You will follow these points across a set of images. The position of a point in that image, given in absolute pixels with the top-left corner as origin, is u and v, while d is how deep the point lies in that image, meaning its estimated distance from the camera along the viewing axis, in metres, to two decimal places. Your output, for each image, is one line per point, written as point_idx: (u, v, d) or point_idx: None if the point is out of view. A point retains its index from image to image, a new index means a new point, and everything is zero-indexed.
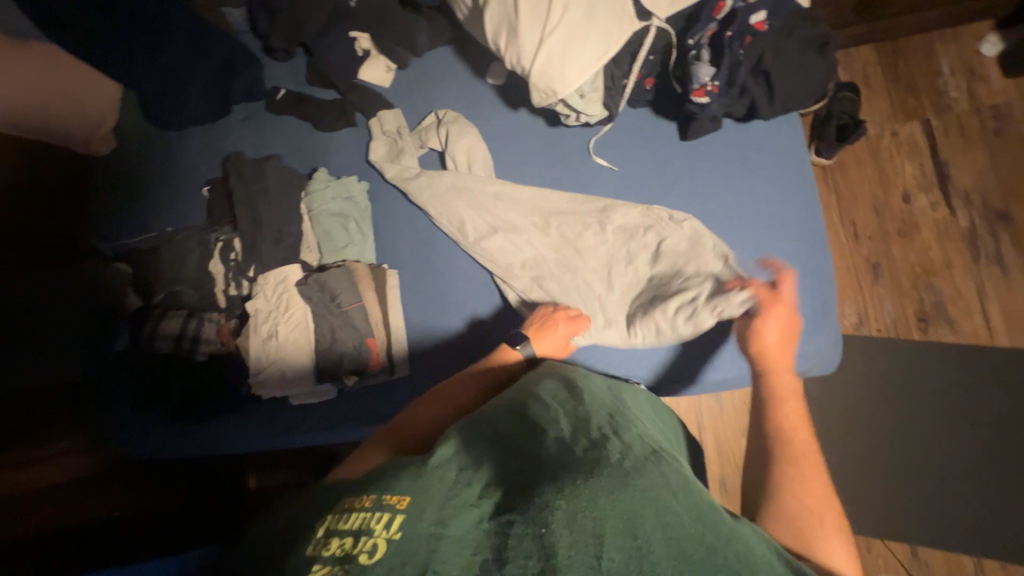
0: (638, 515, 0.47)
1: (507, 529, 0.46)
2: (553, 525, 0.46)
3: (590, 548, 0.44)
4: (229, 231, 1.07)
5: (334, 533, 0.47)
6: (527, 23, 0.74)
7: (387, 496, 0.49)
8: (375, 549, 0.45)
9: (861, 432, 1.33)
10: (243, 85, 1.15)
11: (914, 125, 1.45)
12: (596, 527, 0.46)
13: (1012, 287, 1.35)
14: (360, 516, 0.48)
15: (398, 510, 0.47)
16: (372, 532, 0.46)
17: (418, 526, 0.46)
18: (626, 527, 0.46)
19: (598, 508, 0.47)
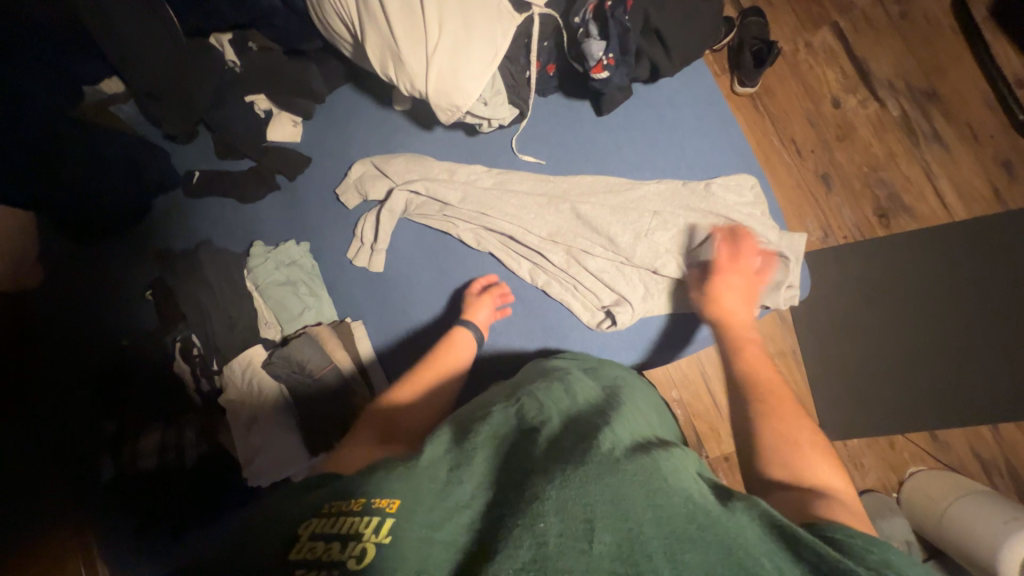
0: (627, 499, 0.48)
1: (502, 522, 0.48)
2: (543, 512, 0.47)
3: (579, 529, 0.45)
4: (185, 327, 1.03)
5: (319, 537, 0.47)
6: (409, 47, 0.71)
7: (376, 499, 0.50)
8: (365, 553, 0.45)
9: (858, 339, 1.34)
10: (155, 175, 1.11)
11: (824, 31, 1.46)
12: (586, 512, 0.46)
13: (957, 160, 1.37)
14: (350, 520, 0.48)
15: (388, 513, 0.48)
16: (361, 537, 0.47)
17: (407, 532, 0.47)
18: (615, 510, 0.47)
19: (588, 493, 0.48)
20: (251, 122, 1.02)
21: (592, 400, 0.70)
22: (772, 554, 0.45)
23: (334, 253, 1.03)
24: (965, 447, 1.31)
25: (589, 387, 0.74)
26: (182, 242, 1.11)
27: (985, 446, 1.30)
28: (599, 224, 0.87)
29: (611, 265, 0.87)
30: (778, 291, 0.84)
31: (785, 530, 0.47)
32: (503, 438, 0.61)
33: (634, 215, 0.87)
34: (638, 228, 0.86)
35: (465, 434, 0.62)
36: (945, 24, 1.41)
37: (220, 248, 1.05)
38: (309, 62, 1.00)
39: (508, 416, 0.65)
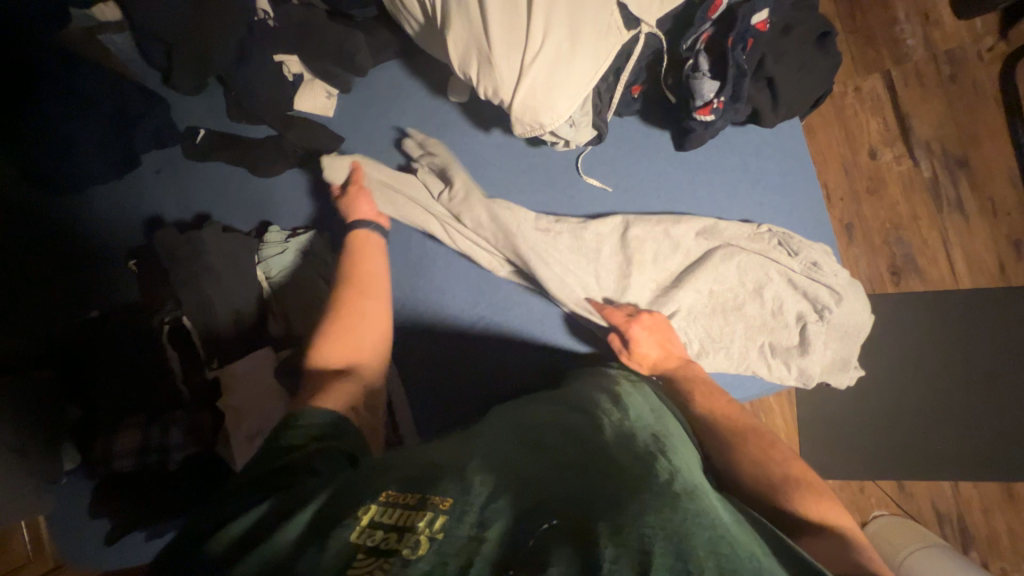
0: (686, 536, 0.42)
1: (545, 526, 0.44)
2: (595, 532, 0.42)
3: (634, 558, 0.39)
4: (174, 308, 0.91)
5: (378, 524, 0.46)
6: (503, 49, 0.62)
7: (432, 496, 0.48)
8: (418, 544, 0.43)
9: (854, 391, 1.37)
10: (150, 128, 0.93)
11: (875, 79, 1.44)
12: (642, 539, 0.41)
13: (972, 230, 1.42)
14: (407, 513, 0.46)
15: (443, 510, 0.46)
16: (417, 529, 0.44)
17: (457, 530, 0.44)
18: (675, 543, 0.41)
19: (646, 523, 0.43)
20: (278, 85, 0.88)
21: (643, 420, 0.64)
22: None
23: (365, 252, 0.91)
24: (927, 500, 1.39)
25: (643, 405, 0.68)
26: (177, 209, 0.97)
27: (944, 500, 1.39)
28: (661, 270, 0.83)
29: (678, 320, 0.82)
30: (843, 370, 0.80)
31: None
32: (557, 444, 0.57)
33: (707, 269, 0.81)
34: (708, 283, 0.81)
35: (509, 447, 0.58)
36: (990, 93, 1.42)
37: (226, 225, 0.93)
38: (356, 29, 0.87)
39: (548, 428, 0.61)
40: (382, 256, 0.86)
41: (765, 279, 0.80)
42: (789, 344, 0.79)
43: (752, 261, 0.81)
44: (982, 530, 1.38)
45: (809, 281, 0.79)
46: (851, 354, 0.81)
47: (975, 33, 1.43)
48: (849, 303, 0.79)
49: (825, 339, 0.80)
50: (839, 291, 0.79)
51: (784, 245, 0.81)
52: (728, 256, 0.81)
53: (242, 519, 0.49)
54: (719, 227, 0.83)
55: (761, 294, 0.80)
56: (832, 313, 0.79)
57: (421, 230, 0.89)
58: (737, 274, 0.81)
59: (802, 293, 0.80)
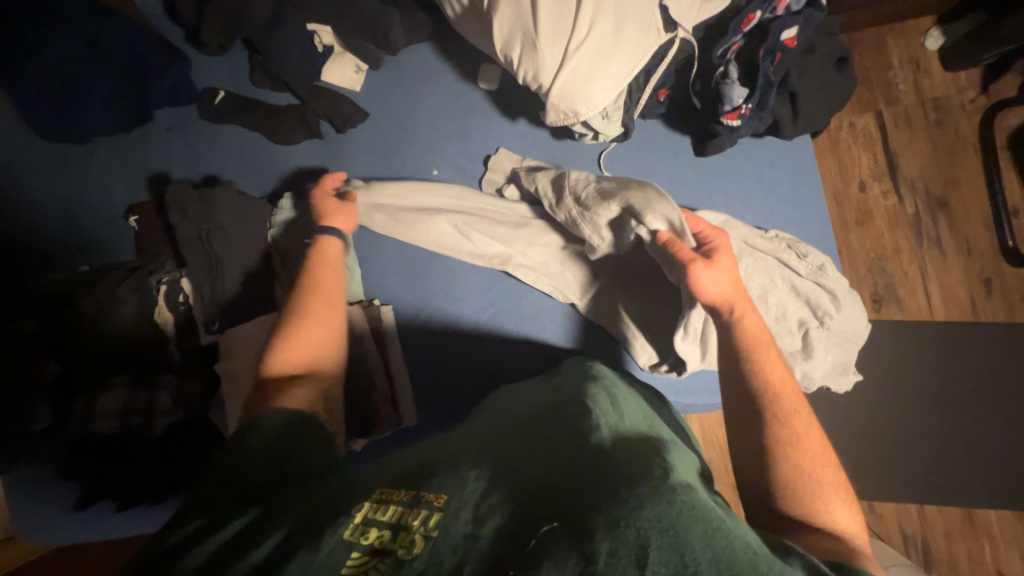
0: (682, 532, 0.41)
1: (544, 527, 0.43)
2: (592, 531, 0.41)
3: (631, 554, 0.39)
4: (174, 269, 0.88)
5: (373, 522, 0.44)
6: (548, 35, 0.64)
7: (426, 492, 0.46)
8: (413, 544, 0.42)
9: (832, 410, 1.43)
10: (168, 84, 0.91)
11: (868, 117, 1.53)
12: (640, 538, 0.40)
13: (948, 266, 1.51)
14: (398, 509, 0.45)
15: (438, 507, 0.44)
16: (410, 528, 0.43)
17: (452, 527, 0.43)
18: (671, 540, 0.40)
19: (642, 517, 0.41)
20: (308, 55, 0.88)
21: (638, 421, 0.62)
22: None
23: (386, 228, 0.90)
24: (895, 522, 1.44)
25: (635, 407, 0.66)
26: (186, 168, 0.95)
27: (910, 522, 1.44)
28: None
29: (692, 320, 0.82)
30: (842, 375, 0.83)
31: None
32: (550, 439, 0.55)
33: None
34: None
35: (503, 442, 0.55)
36: (970, 140, 1.53)
37: (240, 189, 0.91)
38: (393, 7, 0.88)
39: (542, 425, 0.59)
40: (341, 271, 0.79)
41: (771, 285, 0.82)
42: (792, 349, 0.82)
43: (766, 264, 0.83)
44: (945, 554, 1.43)
45: (813, 287, 0.82)
46: (850, 361, 0.84)
47: (960, 85, 1.54)
48: (848, 311, 0.82)
49: (825, 344, 0.82)
50: (839, 298, 0.81)
51: (791, 248, 0.84)
52: (739, 257, 0.83)
53: (217, 535, 0.48)
54: (735, 228, 0.85)
55: (765, 300, 0.82)
56: (832, 319, 0.81)
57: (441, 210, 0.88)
58: (745, 278, 0.83)
59: (805, 300, 0.82)
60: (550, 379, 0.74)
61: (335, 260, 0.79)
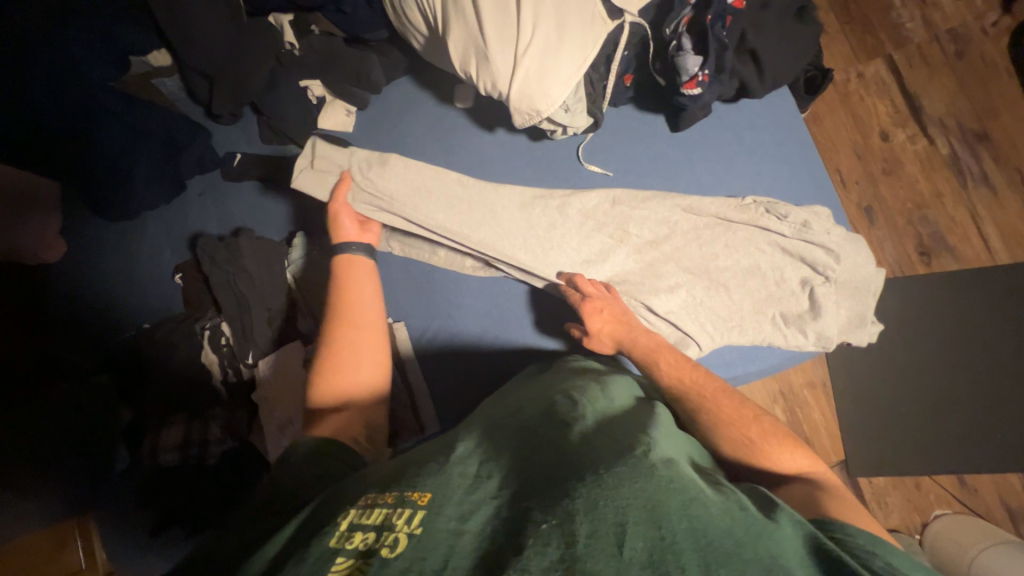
0: (662, 506, 0.42)
1: (530, 517, 0.43)
2: (573, 513, 0.42)
3: (611, 533, 0.40)
4: (213, 316, 0.98)
5: (357, 527, 0.45)
6: (498, 45, 0.69)
7: (410, 491, 0.48)
8: (397, 543, 0.42)
9: (893, 377, 1.30)
10: (195, 155, 1.04)
11: (877, 64, 1.45)
12: (619, 516, 0.41)
13: (1003, 203, 1.37)
14: (383, 511, 0.46)
15: (421, 505, 0.45)
16: (394, 527, 0.44)
17: (436, 522, 0.43)
18: (649, 515, 0.42)
19: (620, 497, 0.43)
20: (304, 108, 0.99)
21: (628, 408, 0.63)
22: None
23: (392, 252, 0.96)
24: (994, 495, 1.29)
25: (626, 396, 0.68)
26: (217, 225, 1.07)
27: (1013, 494, 1.28)
28: (660, 267, 0.88)
29: (683, 301, 0.87)
30: (861, 327, 0.84)
31: (833, 562, 0.43)
32: (538, 431, 0.57)
33: (705, 254, 0.87)
34: (704, 262, 0.87)
35: (494, 435, 0.57)
36: (1001, 65, 1.40)
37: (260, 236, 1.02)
38: (371, 52, 0.98)
39: (531, 419, 0.60)
40: (375, 289, 0.83)
41: (763, 252, 0.85)
42: (800, 310, 0.84)
43: (748, 234, 0.86)
44: None
45: (802, 245, 0.84)
46: (865, 311, 0.84)
47: (977, 10, 1.43)
48: (851, 259, 0.83)
49: (836, 297, 0.84)
50: (834, 249, 0.82)
51: (771, 212, 0.85)
52: (720, 234, 0.87)
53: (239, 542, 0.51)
54: (704, 203, 0.87)
55: (762, 268, 0.86)
56: (835, 271, 0.83)
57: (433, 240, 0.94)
58: (734, 251, 0.86)
59: (801, 259, 0.84)
60: (538, 377, 0.77)
61: (369, 280, 0.83)
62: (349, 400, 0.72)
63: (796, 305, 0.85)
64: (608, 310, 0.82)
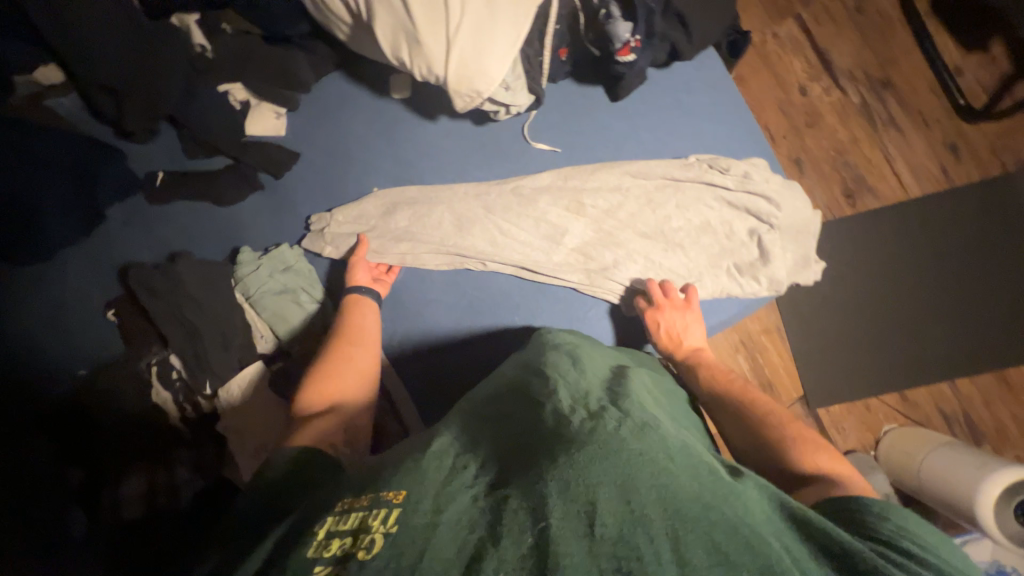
0: (631, 480, 0.44)
1: (506, 502, 0.44)
2: (546, 497, 0.43)
3: (581, 514, 0.41)
4: (161, 349, 0.91)
5: (334, 534, 0.45)
6: (427, 27, 0.67)
7: (384, 492, 0.47)
8: (372, 544, 0.42)
9: (833, 312, 1.42)
10: (112, 179, 0.94)
11: (789, 23, 1.54)
12: (589, 495, 0.43)
13: (911, 143, 1.50)
14: (358, 514, 0.46)
15: (396, 504, 0.45)
16: (370, 529, 0.43)
17: (413, 518, 0.43)
18: (618, 490, 0.43)
19: (592, 476, 0.44)
20: (225, 115, 0.91)
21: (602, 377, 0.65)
22: (777, 528, 0.45)
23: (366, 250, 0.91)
24: (931, 405, 1.43)
25: (599, 366, 0.69)
26: (145, 253, 0.97)
27: (947, 401, 1.43)
28: (618, 236, 0.91)
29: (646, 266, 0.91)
30: (807, 266, 0.92)
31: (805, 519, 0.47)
32: (514, 418, 0.57)
33: (659, 218, 0.91)
34: (660, 224, 0.91)
35: (474, 428, 0.57)
36: (893, 17, 1.54)
37: (201, 258, 0.94)
38: (294, 49, 0.93)
39: (510, 405, 0.61)
40: (375, 322, 0.85)
41: (709, 209, 0.91)
42: (752, 258, 0.90)
43: (697, 190, 0.91)
44: (991, 422, 1.41)
45: (746, 196, 0.90)
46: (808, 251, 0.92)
47: None
48: (788, 207, 0.91)
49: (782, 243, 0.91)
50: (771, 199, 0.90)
51: (714, 166, 0.92)
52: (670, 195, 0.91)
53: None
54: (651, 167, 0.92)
55: (712, 224, 0.91)
56: (779, 219, 0.90)
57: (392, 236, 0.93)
58: (683, 213, 0.91)
59: (747, 211, 0.90)
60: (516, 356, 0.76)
61: (369, 311, 0.85)
62: (334, 410, 0.71)
63: (749, 254, 0.90)
64: (670, 322, 0.85)
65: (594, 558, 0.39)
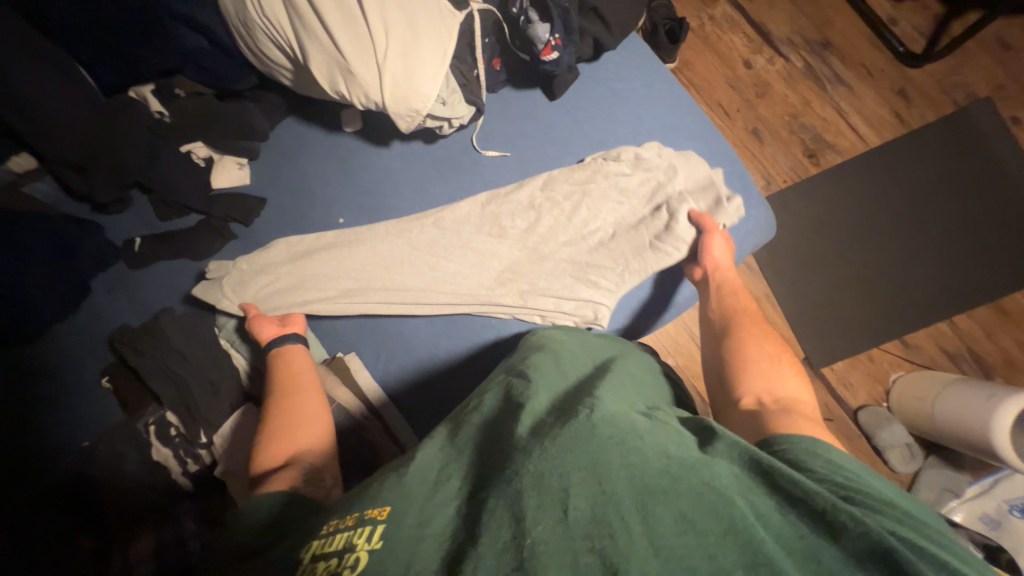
0: (602, 463, 0.44)
1: (483, 500, 0.44)
2: (521, 491, 0.42)
3: (554, 503, 0.42)
4: (157, 408, 0.92)
5: (322, 555, 0.44)
6: (358, 58, 0.71)
7: (369, 509, 0.46)
8: (359, 562, 0.42)
9: (818, 270, 1.42)
10: (93, 249, 0.98)
11: (722, 4, 1.60)
12: (561, 483, 0.43)
13: (860, 95, 1.54)
14: (344, 534, 0.45)
15: (380, 520, 0.44)
16: (356, 547, 0.43)
17: (398, 533, 0.43)
18: (588, 475, 0.43)
19: (562, 465, 0.44)
20: (194, 172, 0.97)
21: (581, 374, 0.65)
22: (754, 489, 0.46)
23: (273, 303, 0.93)
24: (932, 346, 1.42)
25: (579, 359, 0.68)
26: (133, 316, 1.00)
27: (947, 340, 1.42)
28: (579, 224, 0.95)
29: (610, 252, 0.95)
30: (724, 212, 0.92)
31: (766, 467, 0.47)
32: (492, 415, 0.55)
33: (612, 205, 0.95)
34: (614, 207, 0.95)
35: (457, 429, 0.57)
36: None
37: (183, 311, 0.97)
38: (247, 101, 0.99)
39: (490, 397, 0.59)
40: (304, 360, 0.86)
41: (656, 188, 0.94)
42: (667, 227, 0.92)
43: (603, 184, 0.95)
44: (996, 354, 1.39)
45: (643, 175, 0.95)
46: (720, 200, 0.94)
47: None
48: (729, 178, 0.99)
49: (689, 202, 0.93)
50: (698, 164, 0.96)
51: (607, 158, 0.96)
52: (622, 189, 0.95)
53: None
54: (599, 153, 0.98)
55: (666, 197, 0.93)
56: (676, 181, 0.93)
57: (361, 259, 0.95)
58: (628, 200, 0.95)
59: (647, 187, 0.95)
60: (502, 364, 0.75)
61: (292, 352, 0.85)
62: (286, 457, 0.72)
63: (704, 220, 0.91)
64: (722, 240, 0.89)
65: (570, 542, 0.40)
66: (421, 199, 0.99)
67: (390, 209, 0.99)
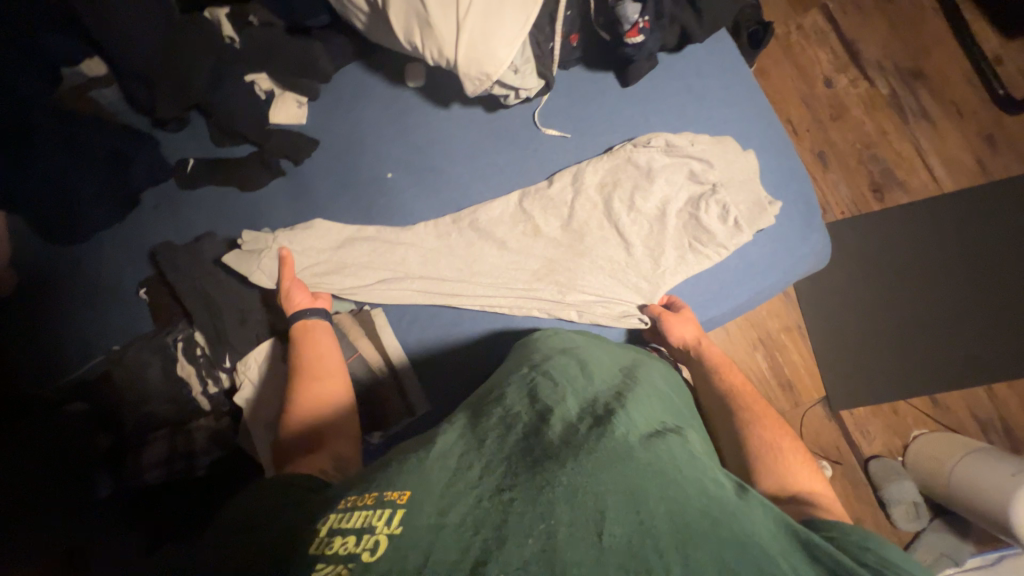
0: (640, 491, 0.46)
1: (512, 502, 0.44)
2: (555, 503, 0.43)
3: (589, 522, 0.42)
4: (186, 326, 0.94)
5: (338, 531, 0.44)
6: (438, 11, 0.70)
7: (389, 492, 0.46)
8: (377, 545, 0.42)
9: (862, 313, 1.34)
10: (144, 163, 0.99)
11: (813, 14, 1.51)
12: (597, 504, 0.44)
13: (943, 135, 1.44)
14: (362, 514, 0.45)
15: (399, 505, 0.44)
16: (373, 529, 0.43)
17: (418, 520, 0.43)
18: (627, 501, 0.45)
19: (600, 484, 0.45)
20: (252, 103, 0.96)
21: (609, 382, 0.65)
22: (782, 547, 0.47)
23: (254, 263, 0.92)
24: (964, 409, 1.36)
25: (604, 370, 0.69)
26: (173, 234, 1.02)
27: (981, 406, 1.35)
28: (625, 218, 0.94)
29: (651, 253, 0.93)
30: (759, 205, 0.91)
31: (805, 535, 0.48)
32: (520, 410, 0.56)
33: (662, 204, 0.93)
34: (661, 210, 0.94)
35: (479, 416, 0.57)
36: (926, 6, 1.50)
37: (224, 238, 0.99)
38: (314, 40, 0.98)
39: (516, 392, 0.59)
40: (329, 338, 0.87)
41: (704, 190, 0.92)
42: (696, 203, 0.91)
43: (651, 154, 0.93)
44: None
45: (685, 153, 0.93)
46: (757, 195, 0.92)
47: None
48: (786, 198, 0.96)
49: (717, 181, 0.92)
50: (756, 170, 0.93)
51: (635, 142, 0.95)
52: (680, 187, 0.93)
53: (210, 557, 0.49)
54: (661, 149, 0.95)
55: (720, 208, 0.90)
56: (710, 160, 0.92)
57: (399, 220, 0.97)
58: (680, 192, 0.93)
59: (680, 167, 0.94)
60: (517, 357, 0.74)
61: (318, 330, 0.86)
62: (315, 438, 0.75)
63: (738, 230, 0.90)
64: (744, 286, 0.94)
65: (602, 564, 0.40)
66: (472, 167, 0.98)
67: (439, 172, 0.99)
